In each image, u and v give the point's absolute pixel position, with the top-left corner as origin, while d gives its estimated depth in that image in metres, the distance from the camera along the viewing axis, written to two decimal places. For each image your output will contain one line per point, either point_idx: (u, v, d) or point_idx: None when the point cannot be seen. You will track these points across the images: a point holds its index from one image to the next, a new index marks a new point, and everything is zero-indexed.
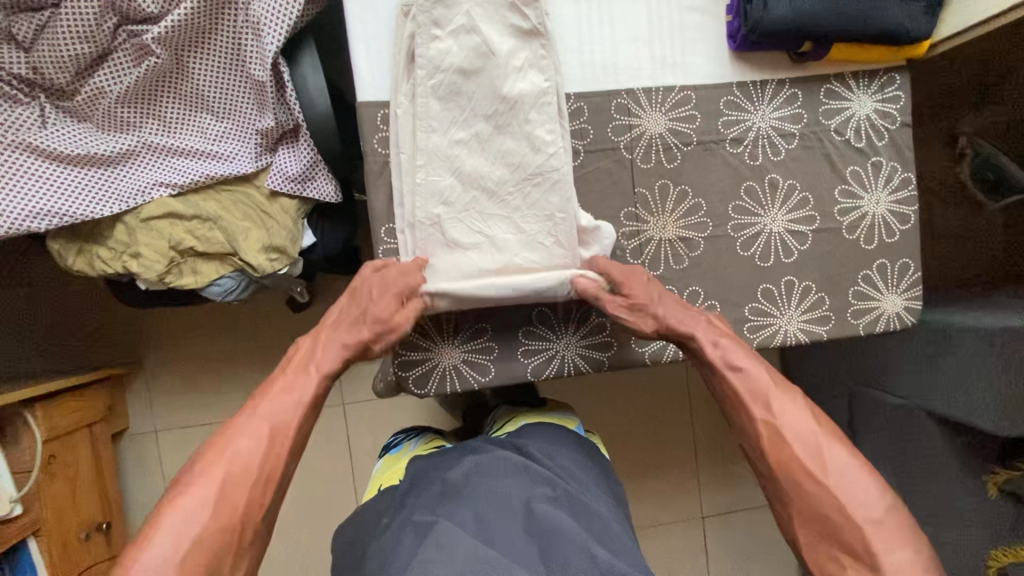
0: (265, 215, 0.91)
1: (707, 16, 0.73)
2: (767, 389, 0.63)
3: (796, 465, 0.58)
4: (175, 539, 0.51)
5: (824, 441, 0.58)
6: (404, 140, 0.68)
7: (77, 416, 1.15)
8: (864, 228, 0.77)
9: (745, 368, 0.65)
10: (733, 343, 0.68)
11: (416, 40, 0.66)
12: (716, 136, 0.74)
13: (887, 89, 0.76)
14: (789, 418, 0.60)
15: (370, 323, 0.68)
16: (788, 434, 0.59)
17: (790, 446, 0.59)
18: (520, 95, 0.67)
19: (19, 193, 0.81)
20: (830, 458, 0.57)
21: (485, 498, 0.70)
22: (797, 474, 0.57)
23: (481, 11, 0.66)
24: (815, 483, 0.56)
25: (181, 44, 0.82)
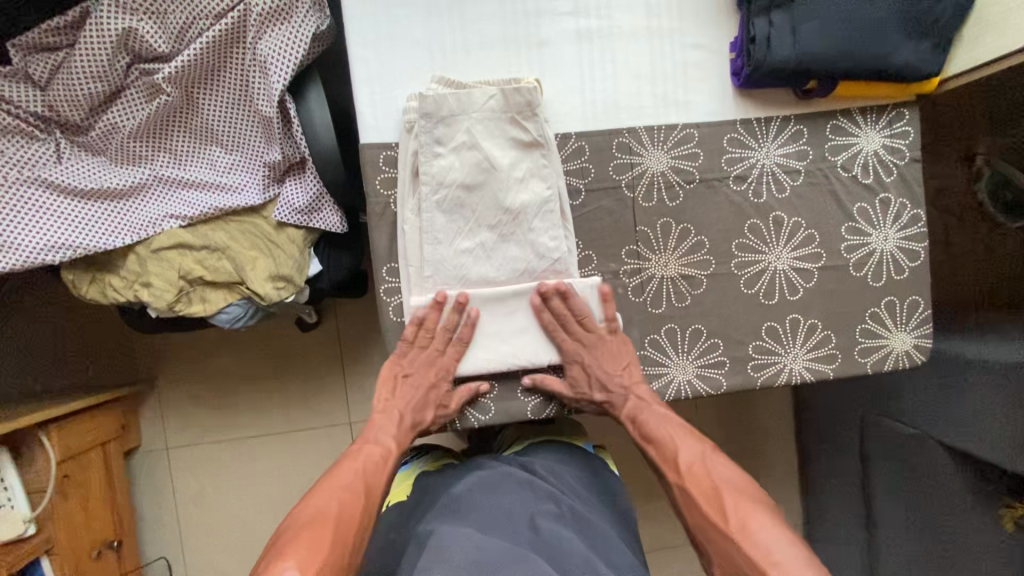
0: (273, 245, 0.91)
1: (711, 54, 0.73)
2: (678, 458, 0.70)
3: (707, 521, 0.63)
4: (301, 566, 0.55)
5: (728, 495, 0.64)
6: (408, 191, 0.70)
7: (90, 435, 1.17)
8: (872, 265, 0.76)
9: (657, 439, 0.72)
10: (651, 414, 0.73)
11: (419, 160, 0.68)
12: (719, 173, 0.74)
13: (896, 125, 0.75)
14: (694, 482, 0.67)
15: (433, 406, 0.73)
16: (695, 494, 0.66)
17: (699, 507, 0.65)
18: (524, 206, 0.69)
19: (34, 227, 0.83)
20: (731, 509, 0.62)
21: (488, 512, 0.69)
22: (709, 531, 0.63)
23: (482, 129, 0.67)
24: (721, 536, 0.61)
25: (192, 82, 0.84)
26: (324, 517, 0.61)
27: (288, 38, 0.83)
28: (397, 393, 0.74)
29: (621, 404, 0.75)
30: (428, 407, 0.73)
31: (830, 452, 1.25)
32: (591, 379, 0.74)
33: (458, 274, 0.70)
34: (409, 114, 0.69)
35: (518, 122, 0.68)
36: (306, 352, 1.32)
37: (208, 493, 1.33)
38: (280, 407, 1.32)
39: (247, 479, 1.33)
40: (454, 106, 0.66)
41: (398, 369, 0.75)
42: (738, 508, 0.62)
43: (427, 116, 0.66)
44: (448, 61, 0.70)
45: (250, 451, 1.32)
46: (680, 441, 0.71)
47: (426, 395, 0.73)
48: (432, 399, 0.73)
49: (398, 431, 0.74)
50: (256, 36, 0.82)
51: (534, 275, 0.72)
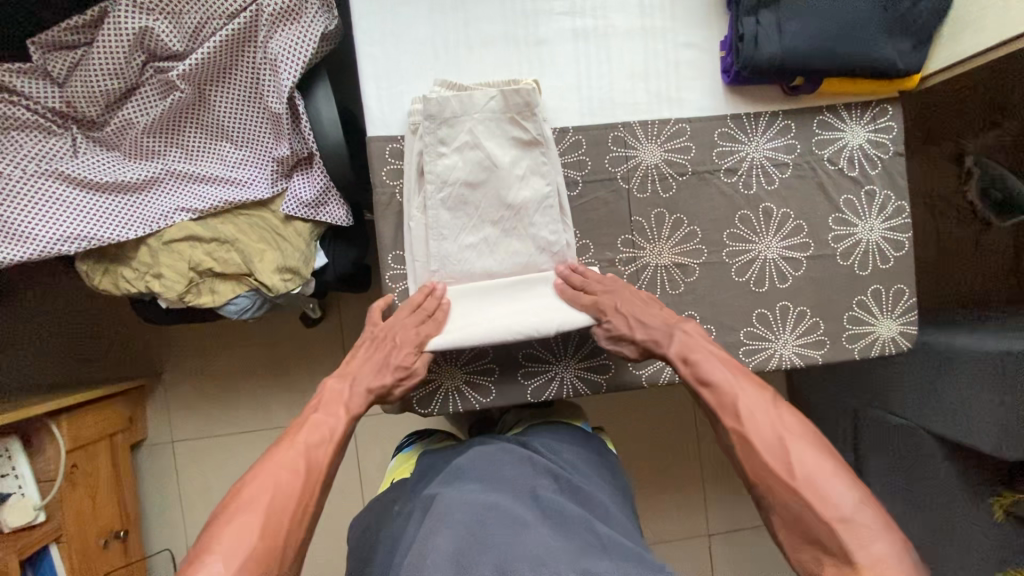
0: (281, 239, 0.94)
1: (703, 52, 0.76)
2: (735, 400, 0.62)
3: (768, 472, 0.57)
4: (224, 560, 0.51)
5: (796, 445, 0.57)
6: (413, 190, 0.72)
7: (98, 426, 1.19)
8: (859, 255, 0.79)
9: (713, 381, 0.64)
10: (703, 355, 0.66)
11: (423, 160, 0.71)
12: (711, 166, 0.77)
13: (880, 120, 0.79)
14: (754, 428, 0.59)
15: (393, 369, 0.69)
16: (758, 443, 0.58)
17: (761, 455, 0.58)
18: (525, 202, 0.72)
19: (51, 219, 0.86)
20: (798, 461, 0.56)
21: (489, 478, 0.75)
22: (769, 482, 0.56)
23: (484, 129, 0.70)
24: (786, 489, 0.55)
25: (204, 79, 0.87)
26: (255, 502, 0.55)
27: (298, 38, 0.86)
28: (360, 352, 0.70)
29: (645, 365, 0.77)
30: (389, 371, 0.69)
31: None
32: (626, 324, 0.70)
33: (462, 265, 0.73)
34: (413, 116, 0.71)
35: (518, 122, 0.70)
36: (310, 345, 1.35)
37: (213, 485, 1.35)
38: (285, 401, 1.35)
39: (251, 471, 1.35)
40: (457, 108, 0.69)
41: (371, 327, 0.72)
42: (807, 462, 0.56)
43: (431, 117, 0.69)
44: (451, 58, 0.74)
45: (254, 444, 1.35)
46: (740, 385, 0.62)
47: (388, 358, 0.70)
48: (393, 361, 0.69)
49: (353, 397, 0.67)
50: (267, 36, 0.86)
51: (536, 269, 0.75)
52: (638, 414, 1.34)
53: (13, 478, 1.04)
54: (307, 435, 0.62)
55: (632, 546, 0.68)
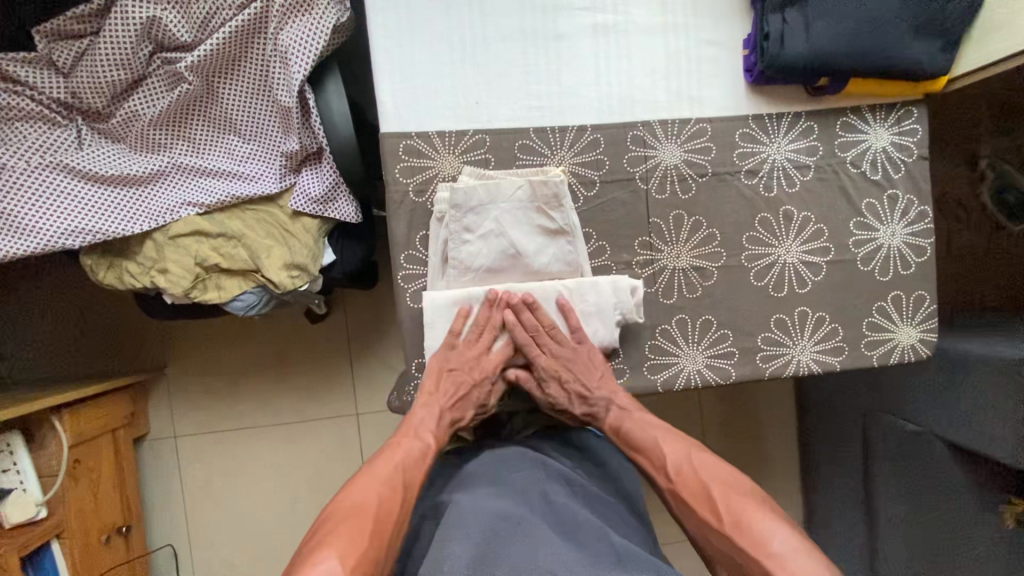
0: (289, 234, 0.93)
1: (724, 50, 0.74)
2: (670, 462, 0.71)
3: (702, 522, 0.64)
4: (340, 558, 0.55)
5: (722, 492, 0.65)
6: (435, 271, 0.73)
7: (101, 421, 1.18)
8: (880, 260, 0.77)
9: (644, 447, 0.73)
10: (635, 423, 0.74)
11: (450, 246, 0.72)
12: (731, 167, 0.75)
13: (904, 122, 0.77)
14: (688, 484, 0.68)
15: (476, 405, 0.76)
16: (688, 496, 0.67)
17: (696, 510, 0.65)
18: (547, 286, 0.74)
19: (54, 212, 0.84)
20: (724, 506, 0.64)
21: (500, 484, 0.74)
22: (707, 530, 0.64)
23: (510, 218, 0.72)
24: (719, 533, 0.62)
25: (213, 71, 0.86)
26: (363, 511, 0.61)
27: (309, 29, 0.84)
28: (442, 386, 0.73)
29: (604, 416, 0.76)
30: (467, 406, 0.75)
31: (831, 449, 1.27)
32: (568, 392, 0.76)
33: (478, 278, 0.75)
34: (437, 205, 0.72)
35: (544, 211, 0.72)
36: (316, 341, 1.34)
37: (215, 481, 1.34)
38: (289, 396, 1.34)
39: (255, 469, 1.34)
40: (483, 197, 0.70)
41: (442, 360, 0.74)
42: (732, 505, 0.63)
43: (457, 207, 0.70)
44: (468, 53, 0.72)
45: (259, 440, 1.34)
46: (667, 446, 0.72)
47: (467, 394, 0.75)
48: (473, 398, 0.75)
49: (438, 427, 0.73)
50: (277, 27, 0.84)
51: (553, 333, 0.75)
52: None
53: (14, 473, 1.03)
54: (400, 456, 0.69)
55: (647, 555, 0.67)
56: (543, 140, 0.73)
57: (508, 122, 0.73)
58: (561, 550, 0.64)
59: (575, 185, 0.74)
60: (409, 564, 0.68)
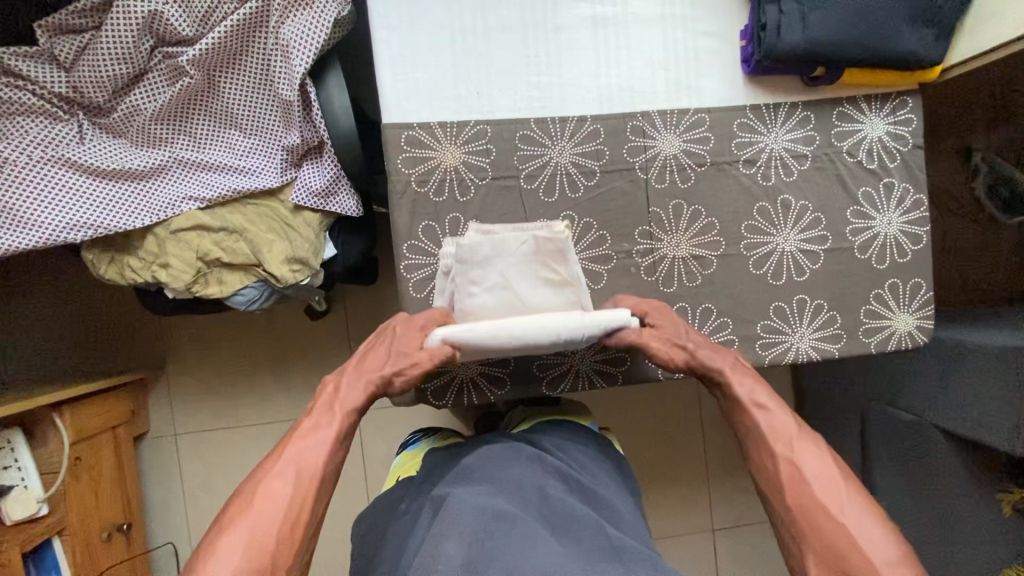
0: (290, 229, 0.93)
1: (722, 40, 0.75)
2: (786, 426, 0.61)
3: (812, 500, 0.56)
4: None
5: (842, 482, 0.57)
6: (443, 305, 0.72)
7: (102, 418, 1.18)
8: (876, 248, 0.78)
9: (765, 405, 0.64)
10: (754, 381, 0.66)
11: (455, 298, 0.71)
12: (729, 157, 0.76)
13: (899, 112, 0.78)
14: (804, 458, 0.59)
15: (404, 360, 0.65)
16: (808, 469, 0.58)
17: (809, 486, 0.57)
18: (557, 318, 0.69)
19: (56, 206, 0.85)
20: (844, 497, 0.56)
21: (497, 479, 0.74)
22: (811, 510, 0.56)
23: (515, 272, 0.68)
24: (831, 517, 0.54)
25: (214, 66, 0.86)
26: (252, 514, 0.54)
27: (309, 23, 0.84)
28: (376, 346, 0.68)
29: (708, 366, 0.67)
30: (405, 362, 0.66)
31: (830, 440, 1.28)
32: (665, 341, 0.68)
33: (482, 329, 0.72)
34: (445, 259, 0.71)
35: (548, 264, 0.68)
36: (316, 338, 1.34)
37: (216, 478, 1.34)
38: (290, 392, 1.34)
39: (255, 466, 1.34)
40: (489, 252, 0.67)
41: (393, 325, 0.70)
42: (853, 501, 0.55)
43: (461, 260, 0.68)
44: (469, 44, 0.72)
45: (258, 437, 1.34)
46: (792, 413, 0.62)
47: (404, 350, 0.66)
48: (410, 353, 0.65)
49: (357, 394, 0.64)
50: (279, 21, 0.84)
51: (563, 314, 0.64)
52: (644, 410, 1.34)
53: (14, 470, 1.02)
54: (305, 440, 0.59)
55: (642, 550, 0.68)
56: (543, 131, 0.74)
57: (509, 113, 0.74)
58: (554, 547, 0.65)
59: (575, 176, 0.75)
60: (409, 554, 0.69)
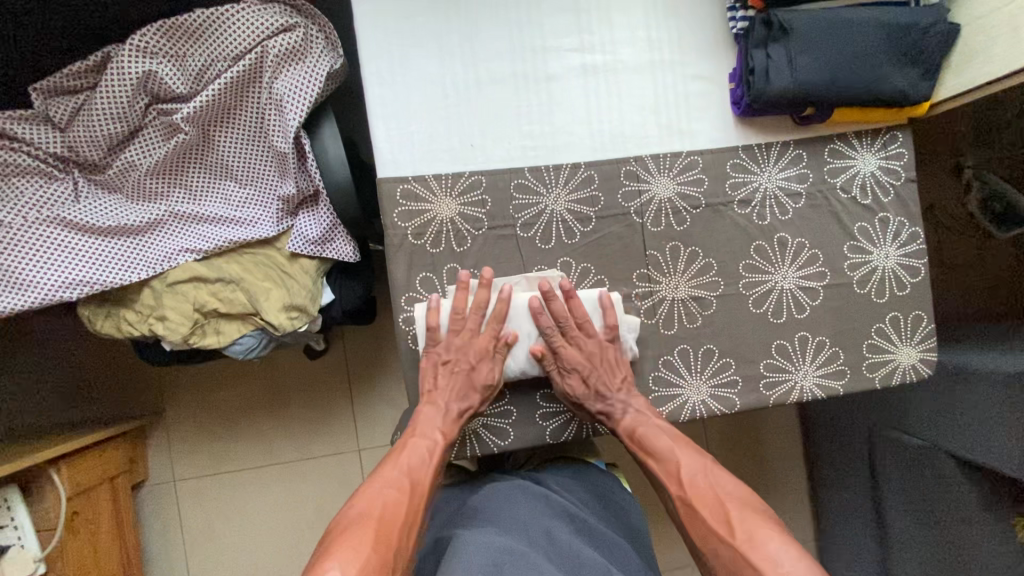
0: (287, 276, 0.93)
1: (711, 84, 0.76)
2: (679, 470, 0.70)
3: (711, 532, 0.64)
4: (342, 566, 0.56)
5: (734, 508, 0.65)
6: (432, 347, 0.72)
7: (98, 470, 1.16)
8: (875, 282, 0.78)
9: (657, 451, 0.71)
10: (649, 427, 0.72)
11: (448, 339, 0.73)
12: (724, 198, 0.76)
13: (891, 147, 0.78)
14: (699, 501, 0.67)
15: (479, 388, 0.71)
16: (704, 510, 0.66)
17: (704, 521, 0.66)
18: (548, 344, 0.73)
19: (52, 265, 0.84)
20: (737, 521, 0.64)
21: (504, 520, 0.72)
22: (715, 544, 0.64)
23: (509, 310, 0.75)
24: (732, 552, 0.62)
25: (209, 121, 0.87)
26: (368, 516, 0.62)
27: (303, 77, 0.85)
28: (441, 381, 0.72)
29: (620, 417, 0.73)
30: (474, 390, 0.72)
31: (838, 465, 1.27)
32: (590, 389, 0.73)
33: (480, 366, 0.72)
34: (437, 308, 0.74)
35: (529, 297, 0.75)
36: (315, 378, 1.33)
37: (217, 524, 1.31)
38: (290, 433, 1.32)
39: (256, 510, 1.32)
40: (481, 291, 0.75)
41: (435, 354, 0.73)
42: (746, 522, 0.63)
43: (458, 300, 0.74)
44: (461, 97, 0.73)
45: (259, 480, 1.32)
46: (681, 453, 0.71)
47: (469, 378, 0.71)
48: (478, 376, 0.71)
49: (445, 422, 0.71)
50: (272, 75, 0.85)
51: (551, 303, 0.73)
52: None
53: (11, 529, 1.02)
54: (410, 456, 0.69)
55: None
56: (538, 179, 0.74)
57: (503, 163, 0.74)
58: None
59: (571, 222, 0.75)
60: None
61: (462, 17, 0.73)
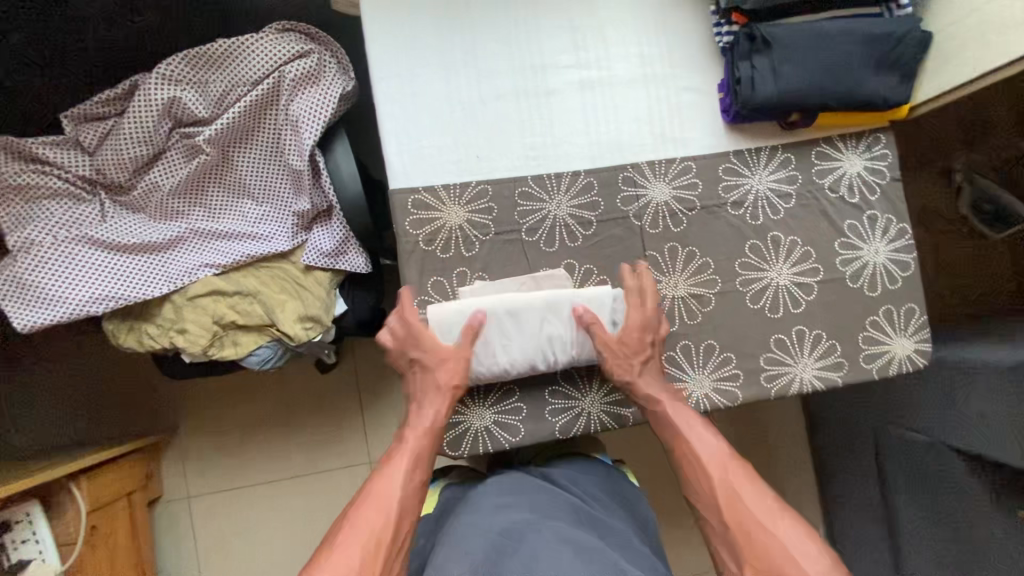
0: (302, 288, 0.97)
1: (701, 94, 0.81)
2: (720, 458, 0.72)
3: (750, 520, 0.67)
4: None
5: (772, 501, 0.68)
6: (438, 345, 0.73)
7: (115, 486, 1.18)
8: (867, 276, 0.82)
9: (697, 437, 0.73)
10: (691, 415, 0.74)
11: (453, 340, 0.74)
12: (718, 200, 0.80)
13: (874, 149, 0.83)
14: (738, 488, 0.69)
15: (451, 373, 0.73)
16: (744, 496, 0.68)
17: (747, 508, 0.68)
18: (554, 346, 0.74)
19: (79, 281, 0.88)
20: (778, 513, 0.67)
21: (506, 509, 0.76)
22: (754, 532, 0.66)
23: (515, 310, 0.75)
24: (773, 541, 0.65)
25: (229, 142, 0.92)
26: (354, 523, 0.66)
27: (317, 99, 0.90)
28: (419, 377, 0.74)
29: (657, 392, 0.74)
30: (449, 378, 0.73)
31: (847, 466, 1.28)
32: (638, 350, 0.74)
33: (494, 369, 0.74)
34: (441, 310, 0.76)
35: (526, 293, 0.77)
36: (327, 390, 1.36)
37: (231, 540, 1.33)
38: (302, 446, 1.35)
39: (269, 524, 1.33)
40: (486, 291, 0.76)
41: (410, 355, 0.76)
42: (785, 514, 0.67)
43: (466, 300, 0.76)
44: (467, 112, 0.78)
45: (272, 494, 1.34)
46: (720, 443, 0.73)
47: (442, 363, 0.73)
48: (449, 361, 0.73)
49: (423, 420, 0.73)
50: (288, 98, 0.90)
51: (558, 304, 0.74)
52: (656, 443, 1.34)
53: (33, 543, 1.04)
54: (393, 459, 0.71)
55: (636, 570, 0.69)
56: (540, 186, 0.79)
57: (507, 172, 0.79)
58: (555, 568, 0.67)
59: (573, 226, 0.79)
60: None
61: (467, 39, 0.78)
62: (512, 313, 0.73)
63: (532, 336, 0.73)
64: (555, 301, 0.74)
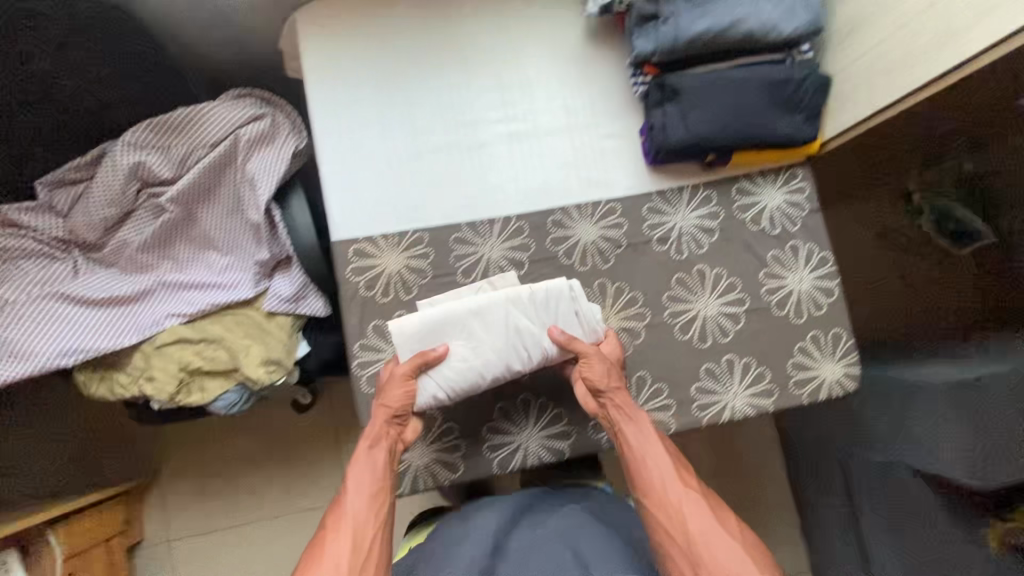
0: (265, 332, 1.01)
1: (624, 140, 0.87)
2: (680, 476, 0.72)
3: (713, 538, 0.67)
4: None
5: (730, 519, 0.70)
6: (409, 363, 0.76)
7: (94, 531, 1.21)
8: (793, 304, 0.85)
9: (659, 455, 0.74)
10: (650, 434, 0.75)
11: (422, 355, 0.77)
12: (643, 238, 0.85)
13: (792, 183, 0.87)
14: (696, 506, 0.70)
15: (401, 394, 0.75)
16: (706, 516, 0.69)
17: (708, 525, 0.68)
18: (523, 341, 0.76)
19: (51, 335, 0.93)
20: (734, 529, 0.69)
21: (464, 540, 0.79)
22: (716, 549, 0.67)
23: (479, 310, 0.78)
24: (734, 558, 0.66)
25: (192, 200, 0.98)
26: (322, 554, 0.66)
27: (271, 157, 0.97)
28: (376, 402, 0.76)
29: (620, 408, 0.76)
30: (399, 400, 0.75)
31: (819, 489, 1.28)
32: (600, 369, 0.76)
33: (469, 375, 0.76)
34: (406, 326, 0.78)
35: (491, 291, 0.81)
36: (303, 430, 1.39)
37: None
38: (279, 486, 1.37)
39: (248, 566, 1.34)
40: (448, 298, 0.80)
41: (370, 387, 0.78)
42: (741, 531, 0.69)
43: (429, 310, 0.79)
44: (404, 166, 0.84)
45: (250, 536, 1.35)
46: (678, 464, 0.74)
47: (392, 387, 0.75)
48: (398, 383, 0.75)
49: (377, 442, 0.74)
50: (245, 158, 0.97)
51: (522, 299, 0.77)
52: None
53: None
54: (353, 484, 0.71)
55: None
56: (474, 232, 0.84)
57: (443, 220, 0.84)
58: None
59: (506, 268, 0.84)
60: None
61: (402, 99, 0.85)
62: (477, 314, 0.76)
63: (500, 335, 0.76)
64: (517, 295, 0.77)
